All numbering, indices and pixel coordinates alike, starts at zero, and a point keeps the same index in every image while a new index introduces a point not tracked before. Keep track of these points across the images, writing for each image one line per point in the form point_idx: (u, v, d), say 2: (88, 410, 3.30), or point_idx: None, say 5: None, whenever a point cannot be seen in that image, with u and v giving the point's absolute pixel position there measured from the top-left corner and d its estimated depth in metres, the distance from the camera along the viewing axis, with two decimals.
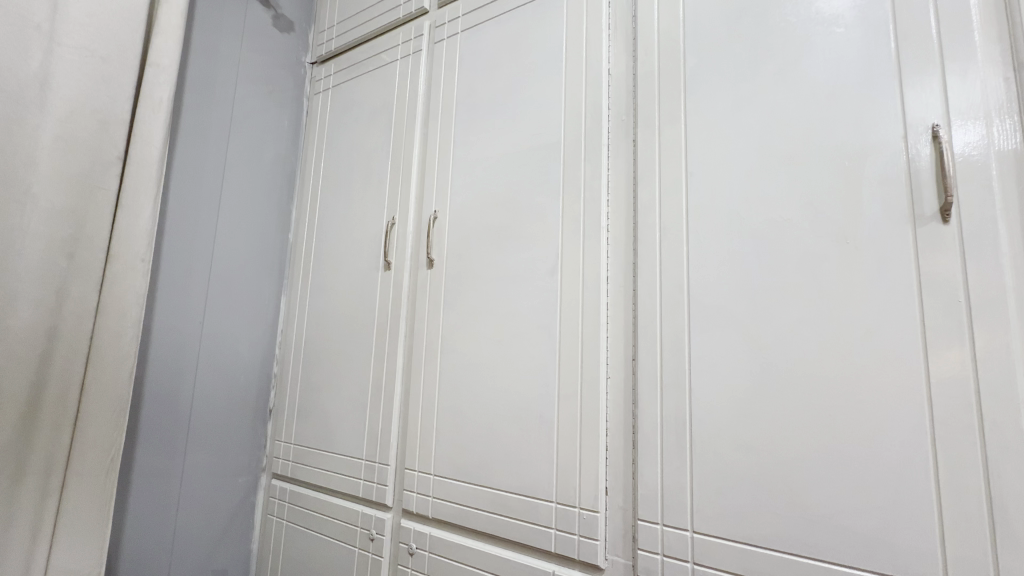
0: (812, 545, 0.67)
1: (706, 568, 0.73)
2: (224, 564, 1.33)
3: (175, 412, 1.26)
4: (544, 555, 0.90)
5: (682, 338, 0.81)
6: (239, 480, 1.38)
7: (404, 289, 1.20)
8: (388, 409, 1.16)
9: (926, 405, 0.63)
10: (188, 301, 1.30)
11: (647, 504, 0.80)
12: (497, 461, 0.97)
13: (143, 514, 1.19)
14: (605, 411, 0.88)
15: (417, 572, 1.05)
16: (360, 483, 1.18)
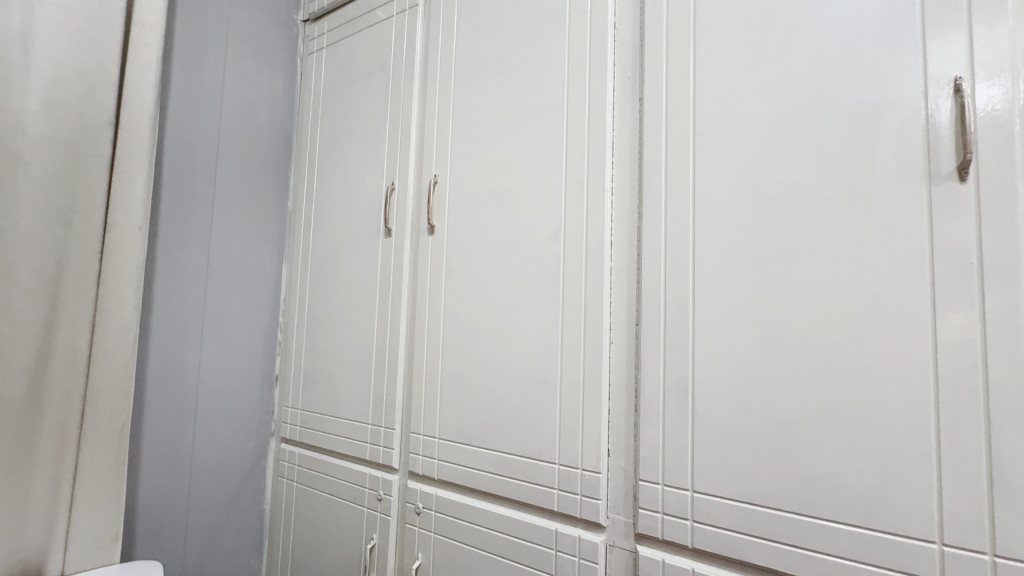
0: (809, 504, 0.68)
1: (705, 526, 0.75)
2: (238, 523, 1.38)
3: (182, 379, 1.28)
4: (547, 513, 0.92)
5: (686, 302, 0.80)
6: (250, 444, 1.41)
7: (405, 257, 1.19)
8: (393, 374, 1.17)
9: (932, 367, 0.62)
10: (188, 269, 1.30)
11: (648, 465, 0.82)
12: (500, 425, 0.99)
13: (156, 475, 1.23)
14: (608, 376, 0.88)
15: (424, 530, 1.08)
16: (367, 447, 1.21)
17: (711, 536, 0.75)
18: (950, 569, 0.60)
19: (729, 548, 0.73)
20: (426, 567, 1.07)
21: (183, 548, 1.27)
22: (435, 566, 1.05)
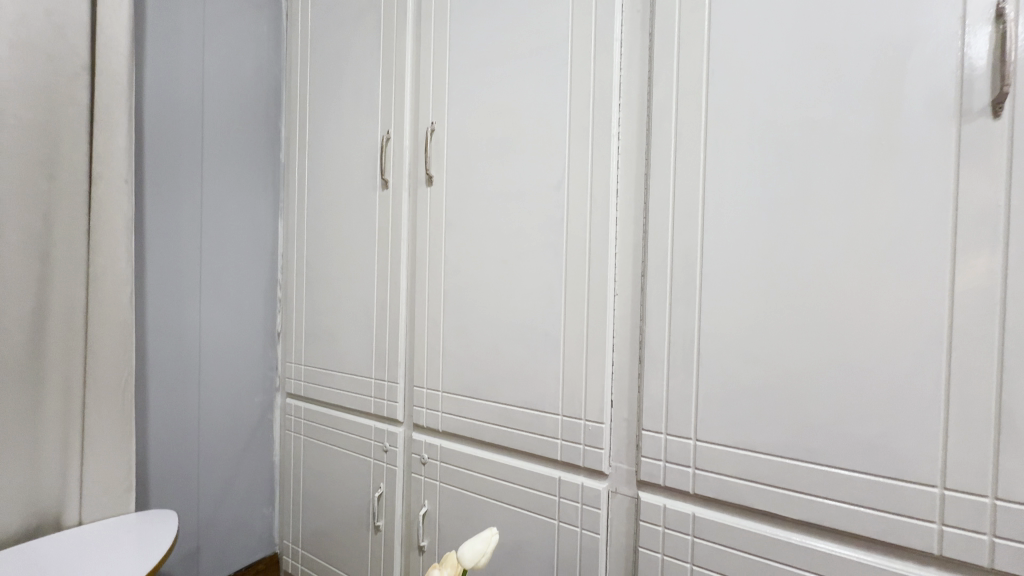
0: (812, 451, 0.68)
1: (706, 473, 0.77)
2: (249, 474, 1.41)
3: (184, 336, 1.27)
4: (550, 462, 0.94)
5: (693, 253, 0.78)
6: (256, 399, 1.43)
7: (403, 210, 1.15)
8: (394, 329, 1.17)
9: (947, 315, 0.61)
10: (181, 224, 1.26)
11: (651, 416, 0.82)
12: (503, 378, 0.99)
13: (165, 430, 1.24)
14: (612, 328, 0.87)
15: (430, 479, 1.11)
16: (372, 400, 1.22)
17: (713, 482, 0.76)
18: (949, 511, 0.60)
19: (730, 493, 0.74)
20: (432, 513, 1.10)
21: (197, 498, 1.30)
22: (441, 513, 1.08)
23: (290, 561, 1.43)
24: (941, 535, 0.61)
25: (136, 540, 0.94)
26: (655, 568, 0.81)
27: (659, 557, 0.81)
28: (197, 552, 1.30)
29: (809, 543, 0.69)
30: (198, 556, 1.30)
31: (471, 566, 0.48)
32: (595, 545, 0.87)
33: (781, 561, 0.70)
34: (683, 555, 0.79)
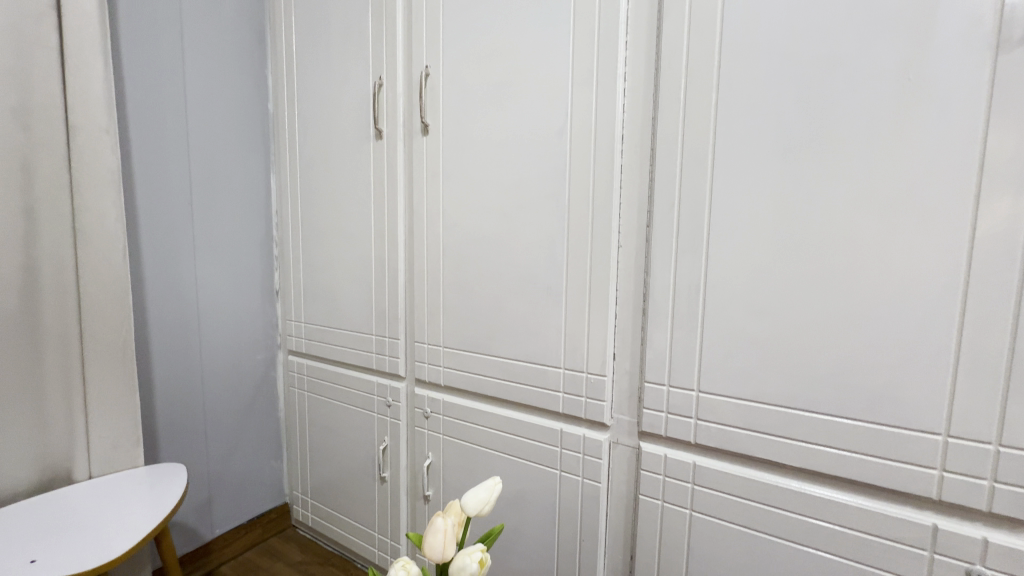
0: (815, 401, 0.68)
1: (708, 423, 0.77)
2: (256, 429, 1.44)
3: (182, 294, 1.25)
4: (552, 415, 0.95)
5: (702, 201, 0.75)
6: (258, 356, 1.43)
7: (398, 162, 1.11)
8: (393, 286, 1.15)
9: (965, 261, 0.58)
10: (171, 179, 1.21)
11: (654, 368, 0.81)
12: (505, 332, 0.98)
13: (170, 389, 1.23)
14: (615, 280, 0.85)
15: (433, 432, 1.12)
16: (373, 356, 1.22)
17: (714, 433, 0.76)
18: (951, 458, 0.61)
19: (731, 443, 0.75)
20: (436, 465, 1.12)
21: (206, 452, 1.31)
22: (446, 464, 1.10)
23: (301, 510, 1.48)
24: (941, 481, 0.61)
25: (148, 492, 0.96)
26: (654, 514, 0.83)
27: (659, 504, 0.83)
28: (210, 503, 1.33)
29: (807, 490, 0.70)
30: (211, 507, 1.33)
31: (474, 513, 0.48)
32: (597, 493, 0.89)
33: (779, 506, 0.72)
34: (683, 502, 0.80)
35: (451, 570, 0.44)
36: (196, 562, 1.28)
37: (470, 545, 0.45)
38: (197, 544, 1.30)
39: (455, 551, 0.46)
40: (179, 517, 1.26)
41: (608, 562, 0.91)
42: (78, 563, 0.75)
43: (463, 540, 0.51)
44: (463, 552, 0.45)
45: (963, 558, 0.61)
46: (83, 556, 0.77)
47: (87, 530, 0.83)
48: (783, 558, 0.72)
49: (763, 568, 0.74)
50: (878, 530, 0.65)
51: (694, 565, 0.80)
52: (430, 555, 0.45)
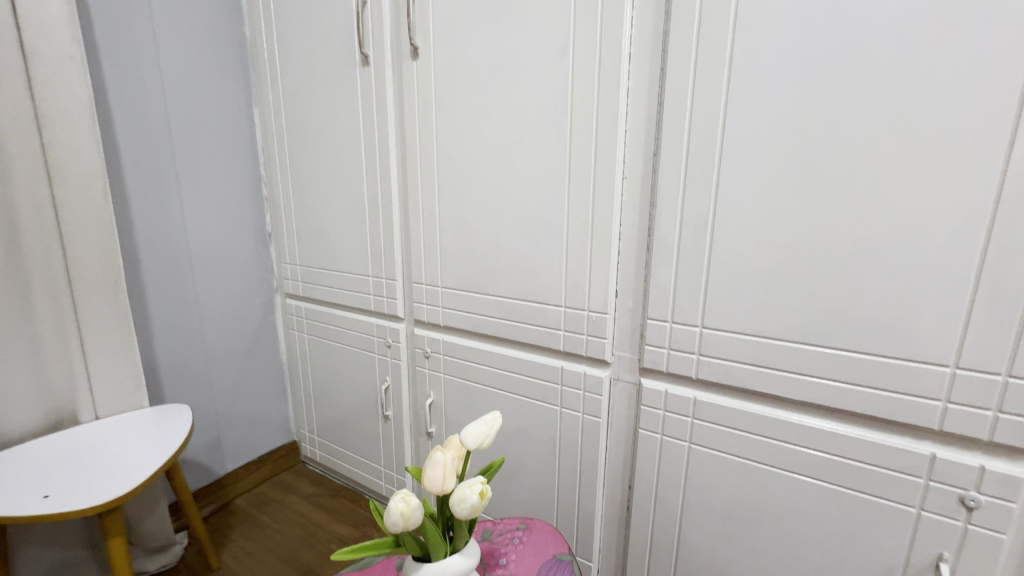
0: (823, 335, 0.67)
1: (710, 359, 0.76)
2: (259, 371, 1.45)
3: (171, 236, 1.21)
4: (553, 353, 0.94)
5: (714, 126, 0.69)
6: (256, 300, 1.42)
7: (388, 91, 1.03)
8: (388, 225, 1.11)
9: (996, 185, 0.54)
10: (148, 113, 1.13)
11: (656, 304, 0.79)
12: (504, 271, 0.95)
13: (170, 334, 1.23)
14: (619, 215, 0.81)
15: (434, 372, 1.13)
16: (371, 298, 1.20)
17: (716, 368, 0.76)
18: (958, 389, 0.60)
19: (733, 378, 0.74)
20: (438, 403, 1.14)
21: (211, 393, 1.33)
22: (447, 402, 1.11)
23: (309, 447, 1.53)
24: (945, 412, 0.61)
25: (155, 431, 0.97)
26: (653, 447, 0.85)
27: (658, 438, 0.84)
28: (219, 441, 1.36)
29: (808, 422, 0.70)
30: (221, 445, 1.37)
31: (473, 447, 0.48)
32: (597, 428, 0.90)
33: (778, 438, 0.72)
34: (682, 435, 0.81)
35: (451, 502, 0.44)
36: (211, 495, 1.34)
37: (470, 478, 0.45)
38: (210, 479, 1.34)
39: (454, 484, 0.46)
40: (190, 455, 1.29)
41: (607, 491, 0.94)
42: (92, 498, 0.77)
43: (463, 473, 0.51)
44: (463, 485, 0.45)
45: (959, 485, 0.62)
46: (96, 491, 0.79)
47: (97, 467, 0.85)
48: (779, 486, 0.74)
49: (758, 495, 0.76)
50: (876, 460, 0.66)
51: (691, 494, 0.82)
52: (430, 487, 0.45)
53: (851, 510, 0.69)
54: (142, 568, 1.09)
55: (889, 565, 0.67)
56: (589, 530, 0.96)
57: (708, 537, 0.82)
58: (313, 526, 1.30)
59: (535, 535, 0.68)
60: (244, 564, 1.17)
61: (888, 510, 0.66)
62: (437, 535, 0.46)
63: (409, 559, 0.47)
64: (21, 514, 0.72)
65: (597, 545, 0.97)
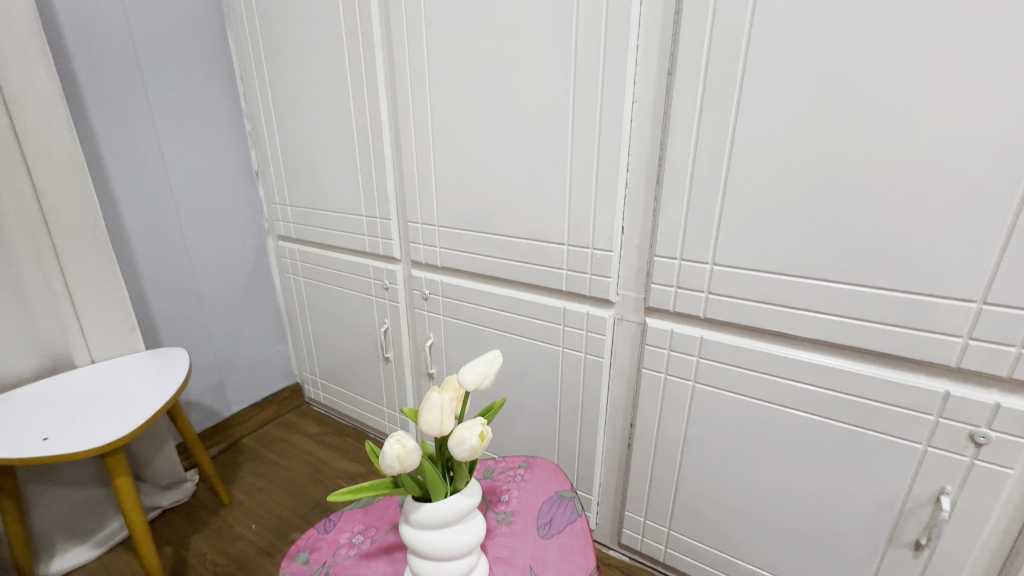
0: (841, 271, 0.63)
1: (720, 297, 0.73)
2: (256, 315, 1.44)
3: (151, 175, 1.14)
4: (555, 294, 0.91)
5: (738, 37, 0.62)
6: (247, 242, 1.38)
7: (372, 7, 0.93)
8: (380, 160, 1.05)
9: None
10: (111, 36, 1.03)
11: (665, 240, 0.75)
12: (503, 208, 0.90)
13: (160, 278, 1.19)
14: (627, 144, 0.75)
15: (433, 314, 1.10)
16: (366, 239, 1.16)
17: (726, 307, 0.73)
18: (981, 326, 0.57)
19: (743, 316, 0.72)
20: (438, 344, 1.12)
21: (209, 337, 1.32)
22: (448, 344, 1.10)
23: (312, 389, 1.54)
24: (964, 349, 0.58)
25: (153, 374, 0.96)
26: (657, 386, 0.83)
27: (662, 378, 0.82)
28: (222, 384, 1.37)
29: (819, 360, 0.68)
30: (224, 387, 1.37)
31: (472, 388, 0.45)
32: (599, 368, 0.89)
33: (786, 376, 0.71)
34: (686, 375, 0.80)
35: (450, 444, 0.42)
36: (218, 435, 1.36)
37: (469, 419, 0.43)
38: (216, 420, 1.36)
39: (453, 425, 0.44)
40: (194, 397, 1.30)
41: (608, 429, 0.94)
42: (93, 439, 0.77)
43: (463, 414, 0.49)
44: (462, 427, 0.43)
45: (970, 421, 0.60)
46: (96, 432, 0.79)
47: (96, 409, 0.85)
48: (784, 423, 0.73)
49: (762, 432, 0.75)
50: (886, 397, 0.64)
51: (693, 431, 0.82)
52: (427, 429, 0.43)
53: (856, 446, 0.68)
54: (155, 503, 1.13)
55: (889, 498, 0.68)
56: (590, 465, 0.97)
57: (708, 472, 0.83)
58: (320, 463, 1.33)
59: (537, 473, 0.68)
60: (255, 499, 1.20)
61: (892, 447, 0.66)
62: (437, 476, 0.44)
63: (409, 498, 0.46)
64: (22, 455, 0.72)
65: (597, 480, 0.98)
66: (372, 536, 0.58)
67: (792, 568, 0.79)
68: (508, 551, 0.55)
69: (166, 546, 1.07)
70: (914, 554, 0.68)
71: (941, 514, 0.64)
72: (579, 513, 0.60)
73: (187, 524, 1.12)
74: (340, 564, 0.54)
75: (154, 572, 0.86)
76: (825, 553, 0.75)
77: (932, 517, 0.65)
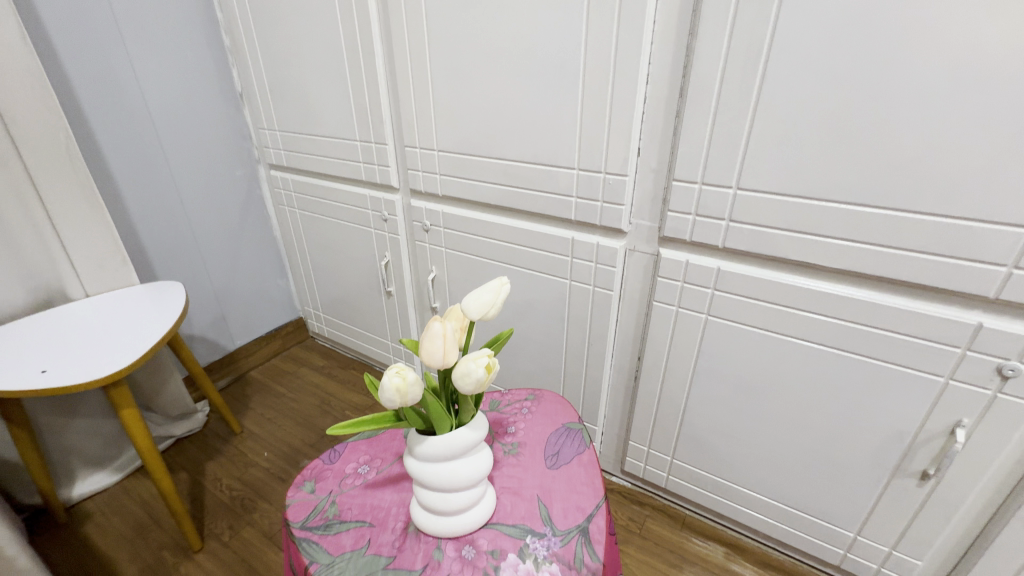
0: (879, 194, 0.57)
1: (742, 225, 0.68)
2: (253, 249, 1.40)
3: (125, 97, 1.05)
4: (563, 224, 0.86)
5: None
6: (236, 172, 1.31)
7: None
8: (372, 78, 0.95)
9: None
10: None
11: (685, 161, 0.69)
12: (508, 129, 0.83)
13: (148, 209, 1.14)
14: (649, 52, 0.66)
15: (435, 247, 1.06)
16: (362, 168, 1.09)
17: (747, 236, 0.68)
18: None
19: (766, 246, 0.67)
20: (441, 278, 1.09)
21: (206, 272, 1.29)
22: (450, 277, 1.07)
23: (316, 323, 1.53)
24: (1006, 279, 0.54)
25: (149, 307, 0.94)
26: (668, 320, 0.81)
27: (674, 311, 0.79)
28: (224, 319, 1.36)
29: (843, 292, 0.64)
30: (227, 322, 1.37)
31: (478, 317, 0.42)
32: (608, 301, 0.86)
33: (806, 309, 0.67)
34: (699, 308, 0.76)
35: (455, 376, 0.40)
36: (225, 368, 1.37)
37: (475, 351, 0.40)
38: (221, 354, 1.37)
39: (458, 357, 0.41)
40: (197, 332, 1.30)
41: (614, 363, 0.93)
42: (91, 372, 0.76)
43: (467, 346, 0.46)
44: (468, 359, 0.40)
45: (999, 354, 0.57)
46: (94, 366, 0.77)
47: (93, 342, 0.83)
48: (799, 356, 0.71)
49: (775, 366, 0.73)
50: (912, 330, 0.61)
51: (703, 365, 0.80)
52: (429, 361, 0.40)
53: (873, 379, 0.66)
54: (168, 432, 1.16)
55: (901, 430, 0.67)
56: (596, 398, 0.97)
57: (715, 404, 0.82)
58: (327, 394, 1.35)
59: (544, 405, 0.66)
60: (265, 428, 1.23)
61: (913, 380, 0.63)
62: (441, 409, 0.42)
63: (413, 431, 0.45)
64: (22, 388, 0.72)
65: (602, 412, 0.99)
66: (378, 467, 0.58)
67: (792, 494, 0.81)
68: (514, 482, 0.54)
69: (182, 472, 1.10)
70: (919, 483, 0.68)
71: (953, 446, 0.63)
72: (587, 445, 0.59)
73: (201, 452, 1.16)
74: (346, 493, 0.54)
75: (170, 496, 0.89)
76: (828, 481, 0.76)
77: (944, 448, 0.64)
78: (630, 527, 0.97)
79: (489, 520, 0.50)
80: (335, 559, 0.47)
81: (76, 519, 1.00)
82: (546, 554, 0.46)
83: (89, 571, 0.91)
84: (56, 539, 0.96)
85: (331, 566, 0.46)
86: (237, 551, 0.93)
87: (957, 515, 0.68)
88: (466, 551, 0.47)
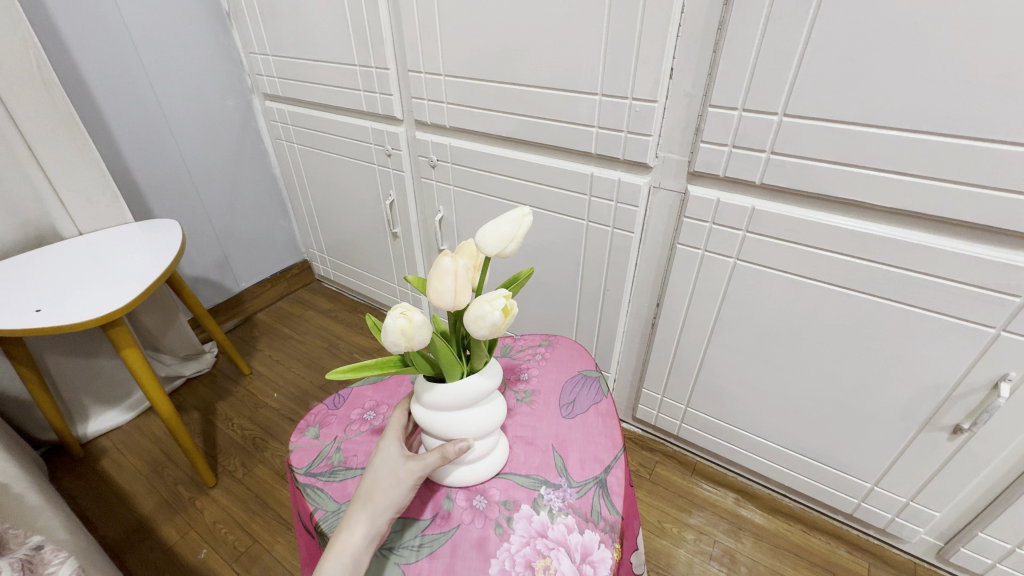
0: (956, 120, 0.49)
1: (785, 158, 0.60)
2: (252, 187, 1.33)
3: (100, 14, 0.95)
4: (582, 158, 0.79)
5: None
6: (229, 102, 1.22)
7: None
8: None
9: None
10: None
11: (725, 83, 0.61)
12: (523, 48, 0.73)
13: (137, 142, 1.07)
14: None
15: (442, 184, 0.99)
16: (362, 96, 1.00)
17: (790, 170, 0.61)
18: None
19: (811, 182, 0.60)
20: (448, 219, 1.03)
21: (205, 211, 1.24)
22: (459, 217, 1.01)
23: (321, 266, 1.50)
24: None
25: (146, 244, 0.90)
26: (692, 263, 0.75)
27: (699, 254, 0.74)
28: (227, 260, 1.32)
29: (894, 234, 0.58)
30: (230, 263, 1.33)
31: (493, 253, 0.37)
32: (627, 244, 0.80)
33: (848, 253, 0.61)
34: (728, 251, 0.71)
35: (467, 319, 0.35)
36: (231, 310, 1.36)
37: (490, 291, 0.35)
38: (226, 295, 1.35)
39: (470, 297, 0.36)
40: (200, 273, 1.27)
41: (631, 308, 0.88)
42: (85, 312, 0.73)
43: (480, 285, 0.42)
44: (481, 299, 0.35)
45: None
46: (89, 305, 0.74)
47: (88, 280, 0.80)
48: (834, 303, 0.65)
49: (806, 313, 0.68)
50: (969, 278, 0.55)
51: (727, 311, 0.76)
52: (439, 302, 0.36)
53: (915, 329, 0.61)
54: (179, 372, 1.16)
55: (939, 382, 0.63)
56: (610, 345, 0.94)
57: (738, 352, 0.78)
58: (334, 337, 1.33)
59: (558, 352, 0.63)
60: (274, 370, 1.23)
61: (960, 332, 0.58)
62: (451, 355, 0.38)
63: (420, 378, 0.41)
64: (16, 326, 0.69)
65: (615, 358, 0.96)
66: (384, 413, 0.55)
67: (811, 444, 0.79)
68: (528, 431, 0.51)
69: (193, 410, 1.11)
70: (950, 437, 0.65)
71: (996, 400, 0.59)
72: (604, 394, 0.56)
73: (211, 392, 1.16)
74: (352, 439, 0.52)
75: (179, 434, 0.89)
76: (852, 432, 0.73)
77: (984, 402, 0.61)
78: (640, 472, 0.97)
79: (501, 470, 0.47)
80: (341, 505, 0.45)
81: (93, 454, 1.02)
82: (561, 506, 0.44)
83: (109, 503, 0.93)
84: (75, 473, 0.98)
85: (337, 513, 0.44)
86: (251, 487, 0.95)
87: (986, 468, 0.65)
88: (477, 501, 0.45)
